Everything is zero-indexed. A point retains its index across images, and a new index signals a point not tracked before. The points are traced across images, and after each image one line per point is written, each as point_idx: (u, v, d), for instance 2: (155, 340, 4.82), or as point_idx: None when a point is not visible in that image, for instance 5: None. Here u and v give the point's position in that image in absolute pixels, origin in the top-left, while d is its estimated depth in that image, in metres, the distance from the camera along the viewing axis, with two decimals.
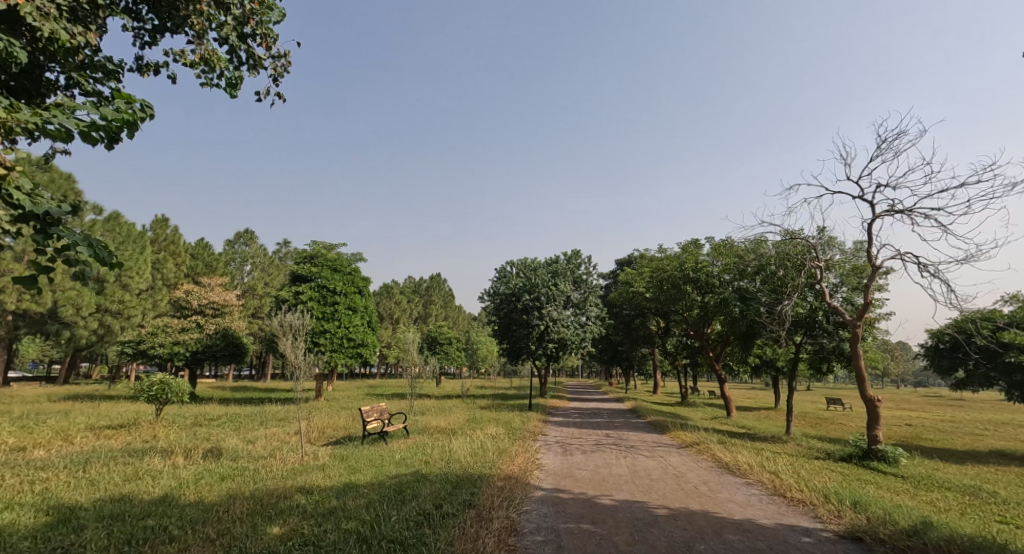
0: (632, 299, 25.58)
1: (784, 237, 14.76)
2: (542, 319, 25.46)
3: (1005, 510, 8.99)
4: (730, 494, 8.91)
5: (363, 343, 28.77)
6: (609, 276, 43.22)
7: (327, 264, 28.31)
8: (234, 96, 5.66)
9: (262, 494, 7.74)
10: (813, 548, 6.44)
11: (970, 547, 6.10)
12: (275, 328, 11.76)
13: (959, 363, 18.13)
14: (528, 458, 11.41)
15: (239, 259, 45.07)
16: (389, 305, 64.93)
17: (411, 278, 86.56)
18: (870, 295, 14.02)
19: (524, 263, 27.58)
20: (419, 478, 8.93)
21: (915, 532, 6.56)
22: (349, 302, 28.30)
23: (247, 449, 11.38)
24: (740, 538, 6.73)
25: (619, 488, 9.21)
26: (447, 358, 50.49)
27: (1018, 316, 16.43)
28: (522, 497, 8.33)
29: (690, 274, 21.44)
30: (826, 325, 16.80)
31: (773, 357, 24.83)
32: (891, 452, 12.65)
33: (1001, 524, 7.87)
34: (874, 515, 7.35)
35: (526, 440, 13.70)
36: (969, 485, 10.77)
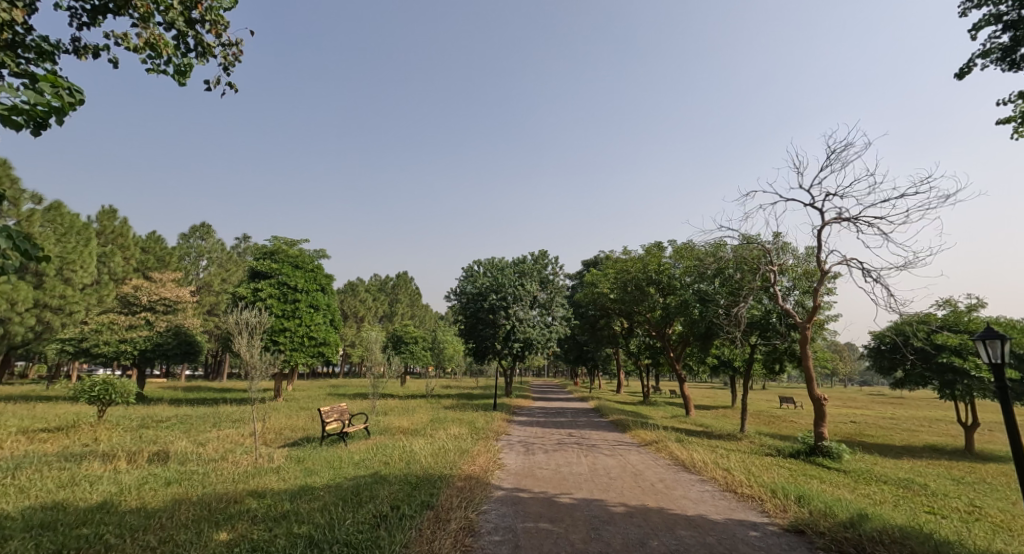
0: (597, 299, 25.93)
1: (742, 241, 15.29)
2: (508, 319, 25.55)
3: (934, 501, 9.62)
4: (684, 491, 9.18)
5: (325, 342, 28.16)
6: (576, 276, 43.77)
7: (288, 261, 27.52)
8: (182, 84, 5.42)
9: (211, 499, 7.47)
10: (759, 542, 6.70)
11: (900, 535, 6.51)
12: (230, 326, 11.33)
13: (898, 363, 19.21)
14: (490, 458, 11.40)
15: (194, 254, 43.12)
16: (354, 304, 63.60)
17: (376, 276, 85.13)
18: (819, 298, 14.65)
19: (491, 263, 27.69)
20: (378, 480, 8.81)
21: (853, 524, 6.92)
22: (310, 300, 27.61)
23: (198, 451, 10.92)
24: (692, 533, 6.94)
25: (578, 487, 9.33)
26: (412, 357, 49.95)
27: (950, 319, 17.62)
28: (481, 497, 8.33)
29: (653, 276, 21.98)
30: (779, 327, 17.56)
31: (730, 357, 25.70)
32: (834, 448, 13.30)
33: (929, 515, 8.40)
34: (816, 509, 7.74)
35: (489, 440, 13.68)
36: (903, 479, 11.47)
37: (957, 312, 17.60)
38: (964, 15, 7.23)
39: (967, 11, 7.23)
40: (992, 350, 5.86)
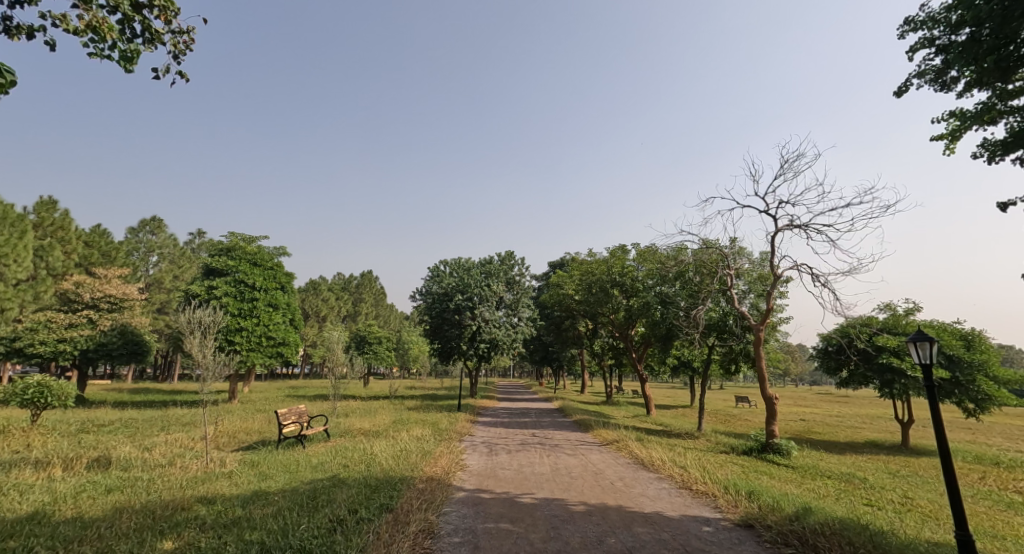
0: (562, 301, 26.20)
1: (702, 246, 15.78)
2: (474, 319, 25.46)
3: (872, 494, 10.20)
4: (642, 489, 9.39)
5: (284, 342, 27.25)
6: (542, 278, 44.12)
7: (246, 257, 26.70)
8: (129, 71, 5.16)
9: (155, 506, 7.13)
10: (711, 538, 6.93)
11: (839, 527, 6.87)
12: (182, 325, 10.78)
13: (843, 364, 20.24)
14: (452, 459, 11.35)
15: (144, 249, 40.88)
16: (316, 303, 61.85)
17: (339, 274, 83.30)
18: (773, 302, 15.25)
19: (457, 263, 27.66)
20: (336, 483, 8.61)
21: (797, 517, 7.26)
22: (269, 298, 26.66)
23: (143, 457, 10.39)
24: (648, 530, 7.13)
25: (539, 487, 9.41)
26: (376, 357, 48.99)
27: (890, 322, 18.76)
28: (442, 498, 8.29)
29: (617, 278, 22.40)
30: (735, 328, 18.20)
31: (690, 358, 26.46)
32: (784, 445, 13.89)
33: (867, 507, 8.91)
34: (764, 503, 8.08)
35: (451, 441, 13.60)
36: (846, 473, 12.11)
37: (896, 315, 18.73)
38: (903, 37, 7.73)
39: (904, 33, 7.72)
40: (921, 351, 6.27)
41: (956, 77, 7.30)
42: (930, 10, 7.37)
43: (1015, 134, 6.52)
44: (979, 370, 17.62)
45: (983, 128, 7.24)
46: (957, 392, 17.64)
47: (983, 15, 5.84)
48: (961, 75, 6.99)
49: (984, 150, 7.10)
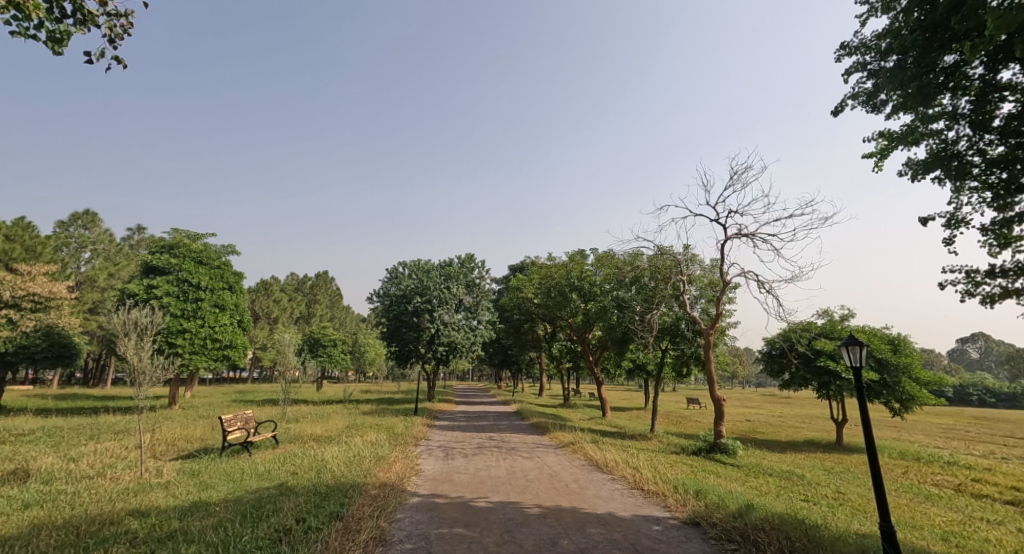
0: (522, 304, 26.32)
1: (657, 252, 16.24)
2: (432, 322, 25.14)
3: (810, 490, 10.79)
4: (596, 490, 9.56)
5: (232, 344, 25.99)
6: (502, 281, 44.23)
7: (190, 256, 25.47)
8: (57, 53, 4.81)
9: (80, 521, 6.64)
10: (660, 536, 7.13)
11: (778, 522, 7.22)
12: (115, 326, 10.08)
13: (785, 366, 21.32)
14: (406, 464, 11.17)
15: (75, 245, 38.05)
16: (266, 304, 59.39)
17: (293, 274, 80.57)
18: (722, 307, 15.79)
19: (417, 264, 27.33)
20: (283, 491, 8.29)
21: (740, 514, 7.57)
22: (215, 299, 25.40)
23: (67, 469, 9.64)
24: (600, 530, 7.25)
25: (495, 490, 9.41)
26: (330, 361, 47.57)
27: (827, 327, 19.95)
28: (395, 504, 8.14)
29: (575, 282, 22.76)
30: (687, 333, 18.81)
31: (644, 361, 27.17)
32: (730, 445, 14.46)
33: (804, 502, 9.42)
34: (711, 501, 8.40)
35: (407, 445, 13.39)
36: (787, 471, 12.74)
37: (832, 321, 19.94)
38: (839, 61, 8.24)
39: (841, 56, 8.24)
40: (852, 354, 6.67)
41: (885, 100, 7.86)
42: (863, 37, 7.92)
43: (935, 155, 7.07)
44: (903, 372, 18.98)
45: (908, 149, 7.80)
46: (884, 393, 18.93)
47: (908, 44, 6.32)
48: (890, 98, 7.52)
49: (909, 169, 7.64)
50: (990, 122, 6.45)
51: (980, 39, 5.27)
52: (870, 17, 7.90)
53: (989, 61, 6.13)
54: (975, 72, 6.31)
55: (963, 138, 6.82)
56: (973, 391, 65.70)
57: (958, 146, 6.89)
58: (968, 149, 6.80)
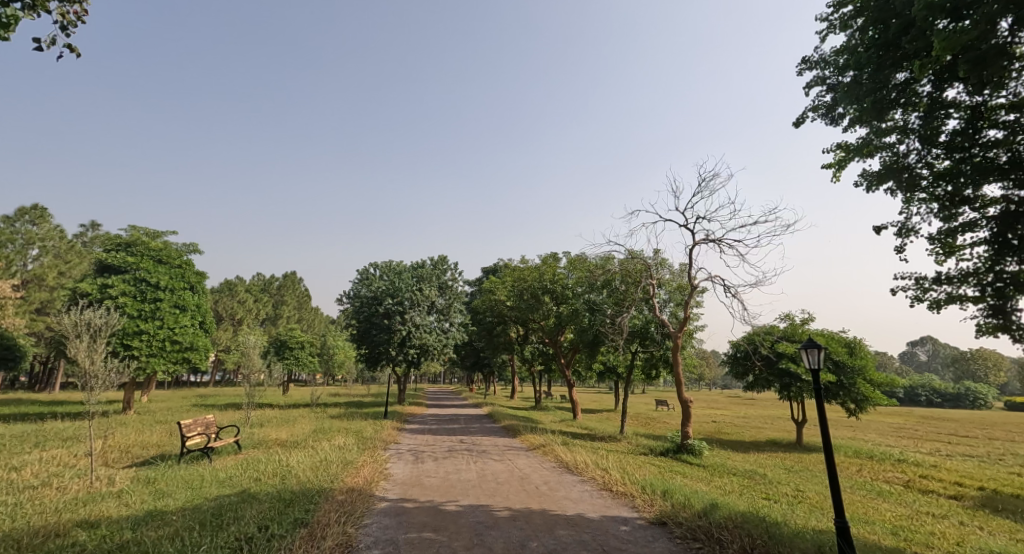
0: (494, 306, 26.31)
1: (628, 256, 16.50)
2: (404, 324, 24.86)
3: (771, 488, 11.14)
4: (566, 492, 9.62)
5: (193, 347, 25.07)
6: (475, 283, 44.18)
7: (149, 254, 24.48)
8: (4, 38, 4.57)
9: (21, 534, 6.26)
10: (628, 537, 7.23)
11: (740, 520, 7.41)
12: (66, 327, 9.59)
13: (749, 369, 21.97)
14: (375, 468, 10.98)
15: (22, 241, 35.96)
16: (230, 305, 57.53)
17: (259, 275, 78.38)
18: (689, 311, 16.13)
19: (389, 266, 26.98)
20: (245, 499, 8.04)
21: (705, 513, 7.75)
22: (176, 299, 24.46)
23: (10, 479, 9.08)
24: (569, 532, 7.29)
25: (465, 493, 9.35)
26: (297, 363, 46.43)
27: (789, 330, 20.67)
28: (363, 510, 7.99)
29: (548, 285, 22.91)
30: (656, 336, 19.18)
31: (614, 364, 27.55)
32: (697, 445, 14.79)
33: (766, 501, 9.71)
34: (677, 501, 8.57)
35: (376, 450, 13.18)
36: (750, 470, 13.12)
37: (793, 324, 20.67)
38: (800, 75, 8.57)
39: (802, 70, 8.56)
40: (811, 356, 6.92)
41: (842, 113, 8.20)
42: (823, 53, 8.25)
43: (888, 167, 7.42)
44: (858, 374, 19.81)
45: (863, 160, 8.16)
46: (841, 394, 19.72)
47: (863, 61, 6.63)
48: (846, 112, 7.86)
49: (864, 180, 7.99)
50: (937, 137, 6.81)
51: (928, 58, 5.58)
52: (829, 34, 8.23)
53: (936, 80, 6.48)
54: (924, 89, 6.65)
55: (913, 152, 7.18)
56: (922, 392, 69.15)
57: (909, 159, 7.25)
58: (918, 162, 7.17)
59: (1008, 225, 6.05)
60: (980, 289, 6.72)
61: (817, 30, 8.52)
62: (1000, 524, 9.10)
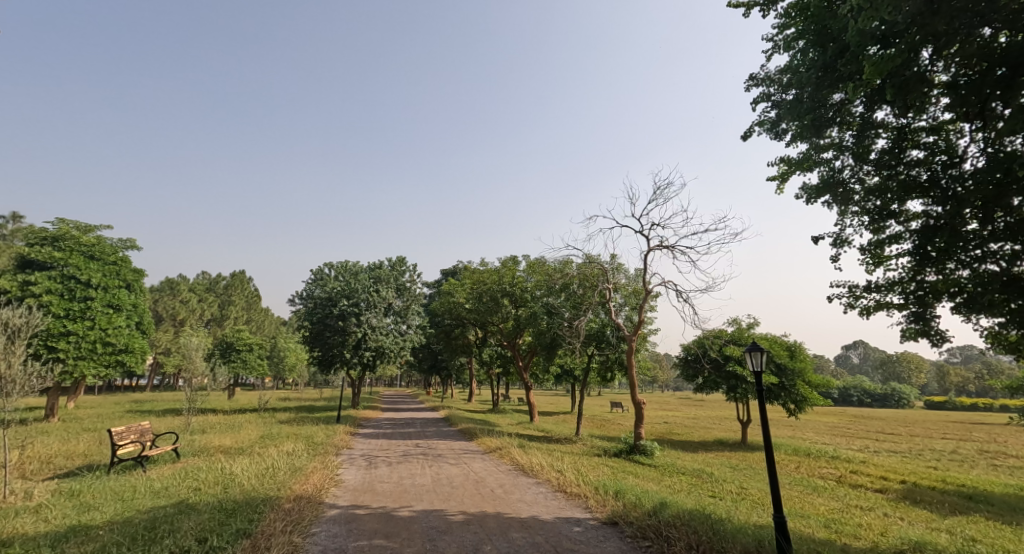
0: (453, 309, 26.09)
1: (585, 260, 16.80)
2: (359, 326, 24.26)
3: (718, 486, 11.57)
4: (521, 494, 9.65)
5: (127, 349, 23.60)
6: (434, 285, 43.72)
7: (79, 249, 22.75)
8: None
9: None
10: (580, 537, 7.31)
11: (688, 518, 7.66)
12: None
13: (699, 371, 22.77)
14: (326, 475, 10.62)
15: None
16: (172, 304, 54.40)
17: (205, 274, 74.61)
18: (644, 314, 16.58)
19: (345, 266, 26.34)
20: (183, 510, 7.58)
21: (654, 512, 7.96)
22: (109, 298, 22.90)
23: None
24: (522, 534, 7.32)
25: (419, 498, 9.20)
26: (244, 366, 44.37)
27: (736, 334, 21.59)
28: (311, 518, 7.72)
29: (507, 288, 22.97)
30: (612, 339, 19.56)
31: (571, 366, 27.89)
32: (649, 446, 15.18)
33: (712, 498, 10.07)
34: (628, 501, 8.76)
35: (327, 455, 12.78)
36: (698, 469, 13.58)
37: (740, 328, 21.62)
38: (748, 91, 9.00)
39: (750, 86, 8.98)
40: (754, 360, 7.23)
41: (785, 129, 8.65)
42: (769, 71, 8.69)
43: (825, 182, 7.90)
44: (798, 376, 20.90)
45: (803, 174, 8.63)
46: (782, 394, 20.77)
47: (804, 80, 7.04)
48: (789, 128, 8.31)
49: (804, 192, 8.45)
50: (868, 154, 7.30)
51: (860, 81, 6.00)
52: (774, 53, 8.68)
53: (867, 101, 6.95)
54: (857, 110, 7.13)
55: (847, 168, 7.67)
56: (853, 392, 73.93)
57: (844, 174, 7.72)
58: (851, 178, 7.66)
59: (928, 238, 6.55)
60: (904, 297, 7.24)
61: (763, 49, 8.98)
62: (919, 514, 9.82)
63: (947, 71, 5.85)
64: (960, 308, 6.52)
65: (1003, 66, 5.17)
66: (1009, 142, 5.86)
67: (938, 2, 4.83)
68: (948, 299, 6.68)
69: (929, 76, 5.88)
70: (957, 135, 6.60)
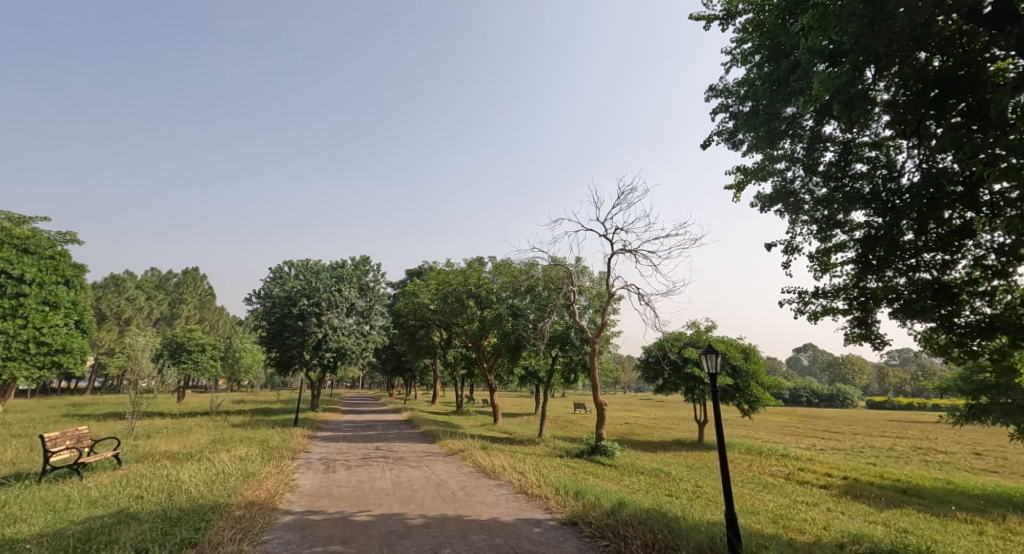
0: (417, 309, 25.77)
1: (551, 263, 16.92)
2: (320, 326, 23.65)
3: (675, 485, 11.87)
4: (482, 496, 9.61)
5: (64, 349, 22.18)
6: (398, 285, 43.15)
7: (12, 242, 21.17)
8: None
9: None
10: (541, 538, 7.33)
11: (645, 517, 7.80)
12: None
13: (658, 373, 23.31)
14: (280, 480, 10.26)
15: None
16: (117, 302, 51.47)
17: (154, 271, 71.00)
18: (607, 317, 16.77)
19: (306, 264, 25.68)
20: (122, 520, 7.16)
21: (613, 512, 8.08)
22: (46, 295, 21.44)
23: None
24: (483, 537, 7.27)
25: (378, 502, 9.02)
26: (196, 368, 42.41)
27: (694, 337, 22.22)
28: (263, 524, 7.45)
29: (472, 289, 22.87)
30: (575, 341, 19.74)
31: (535, 368, 28.06)
32: (610, 447, 15.40)
33: (669, 497, 10.32)
34: (588, 501, 8.86)
35: (283, 459, 12.35)
36: (656, 469, 13.91)
37: (699, 331, 22.26)
38: (709, 101, 9.31)
39: (710, 97, 9.27)
40: (710, 362, 7.44)
41: (742, 140, 8.99)
42: (727, 83, 9.02)
43: (777, 191, 8.24)
44: (752, 377, 21.69)
45: (759, 183, 8.96)
46: (737, 395, 21.51)
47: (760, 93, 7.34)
48: (745, 139, 8.63)
49: (759, 201, 8.78)
50: (817, 166, 7.66)
51: (809, 96, 6.27)
52: (733, 67, 9.02)
53: (817, 116, 7.28)
54: (807, 123, 7.47)
55: (798, 179, 8.02)
56: (803, 393, 77.42)
57: (795, 185, 8.06)
58: (802, 188, 8.01)
59: (870, 248, 6.91)
60: (848, 303, 7.64)
61: (723, 62, 9.30)
62: (859, 508, 10.37)
63: (888, 90, 6.19)
64: (897, 313, 6.91)
65: (937, 87, 5.51)
66: (941, 159, 6.27)
67: (879, 25, 5.08)
68: (886, 305, 7.06)
69: (872, 94, 6.20)
70: (897, 151, 7.01)
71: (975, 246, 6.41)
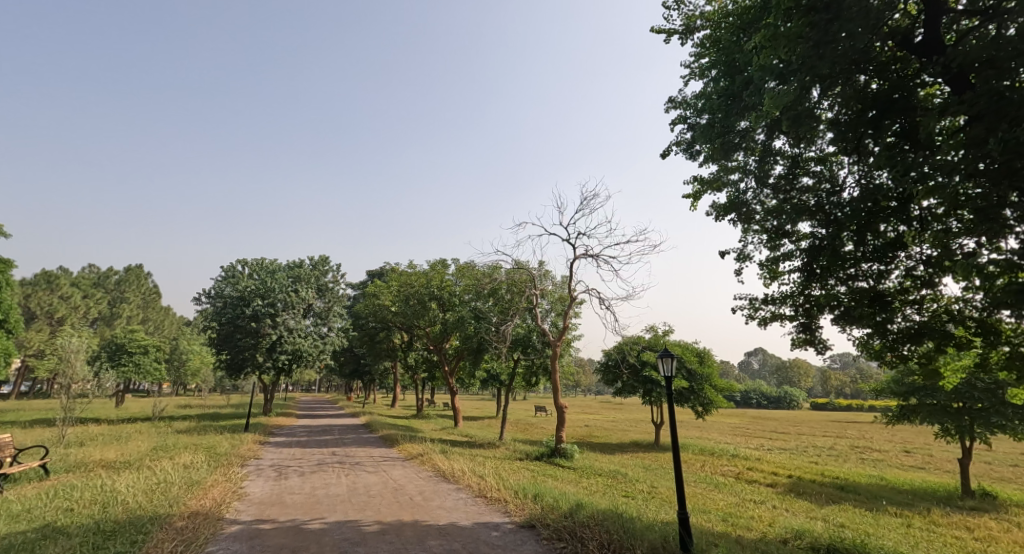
0: (377, 311, 25.29)
1: (514, 266, 16.96)
2: (275, 328, 22.85)
3: (631, 486, 12.12)
4: (440, 501, 9.49)
5: None
6: (359, 286, 42.23)
7: None
8: None
9: None
10: (498, 542, 7.31)
11: (601, 518, 7.91)
12: None
13: (617, 376, 23.76)
14: (228, 488, 9.81)
15: None
16: (49, 301, 47.96)
17: (93, 268, 66.63)
18: (568, 320, 16.91)
19: (260, 263, 24.77)
20: (48, 535, 6.65)
21: (570, 514, 8.15)
22: None
23: None
24: (440, 542, 7.18)
25: (332, 509, 8.76)
26: (137, 371, 40.02)
27: (652, 341, 22.78)
28: (207, 535, 7.09)
29: (435, 292, 22.63)
30: (537, 344, 19.83)
31: (497, 371, 28.05)
32: (569, 449, 15.58)
33: (625, 498, 10.51)
34: (546, 504, 8.91)
35: (231, 466, 11.81)
36: (613, 470, 14.16)
37: (656, 335, 22.83)
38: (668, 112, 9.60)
39: (669, 108, 9.56)
40: (667, 365, 7.67)
41: (699, 150, 9.31)
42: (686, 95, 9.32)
43: (731, 201, 8.58)
44: (706, 380, 22.42)
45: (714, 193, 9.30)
46: (691, 398, 22.17)
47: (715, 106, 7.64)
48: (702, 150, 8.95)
49: (714, 210, 9.11)
50: (767, 179, 8.02)
51: (760, 111, 6.56)
52: (691, 80, 9.34)
53: (767, 130, 7.63)
54: (758, 137, 7.81)
55: (750, 191, 8.38)
56: (753, 395, 80.65)
57: (747, 195, 8.41)
58: (754, 199, 8.37)
59: (814, 257, 7.28)
60: (794, 309, 8.03)
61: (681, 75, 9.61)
62: (801, 505, 10.89)
63: (831, 110, 6.55)
64: (838, 319, 7.31)
65: (874, 108, 5.86)
66: (878, 175, 6.69)
67: (823, 48, 5.36)
68: (828, 312, 7.45)
69: (818, 111, 6.54)
70: (839, 166, 7.43)
71: (907, 257, 6.87)
